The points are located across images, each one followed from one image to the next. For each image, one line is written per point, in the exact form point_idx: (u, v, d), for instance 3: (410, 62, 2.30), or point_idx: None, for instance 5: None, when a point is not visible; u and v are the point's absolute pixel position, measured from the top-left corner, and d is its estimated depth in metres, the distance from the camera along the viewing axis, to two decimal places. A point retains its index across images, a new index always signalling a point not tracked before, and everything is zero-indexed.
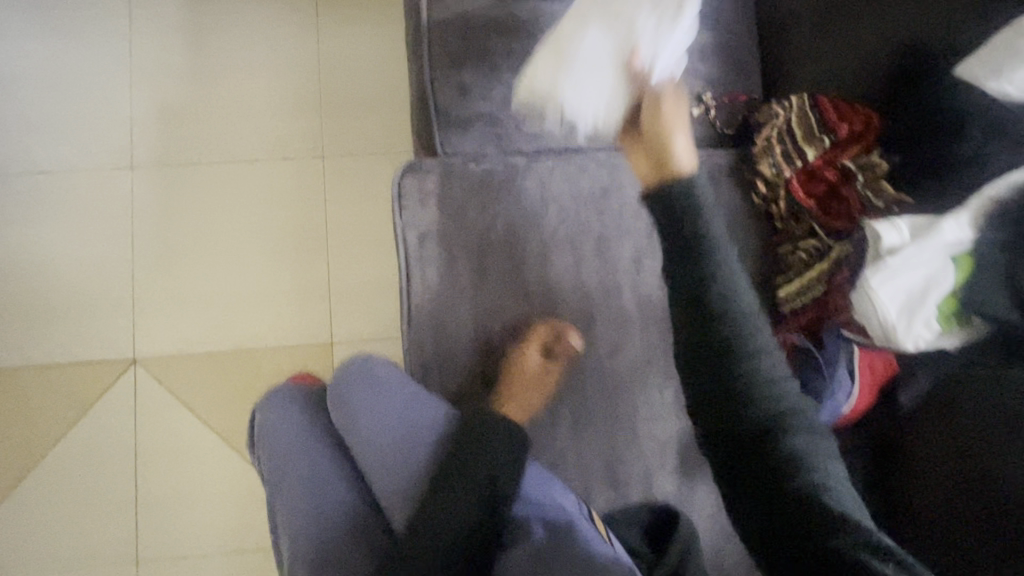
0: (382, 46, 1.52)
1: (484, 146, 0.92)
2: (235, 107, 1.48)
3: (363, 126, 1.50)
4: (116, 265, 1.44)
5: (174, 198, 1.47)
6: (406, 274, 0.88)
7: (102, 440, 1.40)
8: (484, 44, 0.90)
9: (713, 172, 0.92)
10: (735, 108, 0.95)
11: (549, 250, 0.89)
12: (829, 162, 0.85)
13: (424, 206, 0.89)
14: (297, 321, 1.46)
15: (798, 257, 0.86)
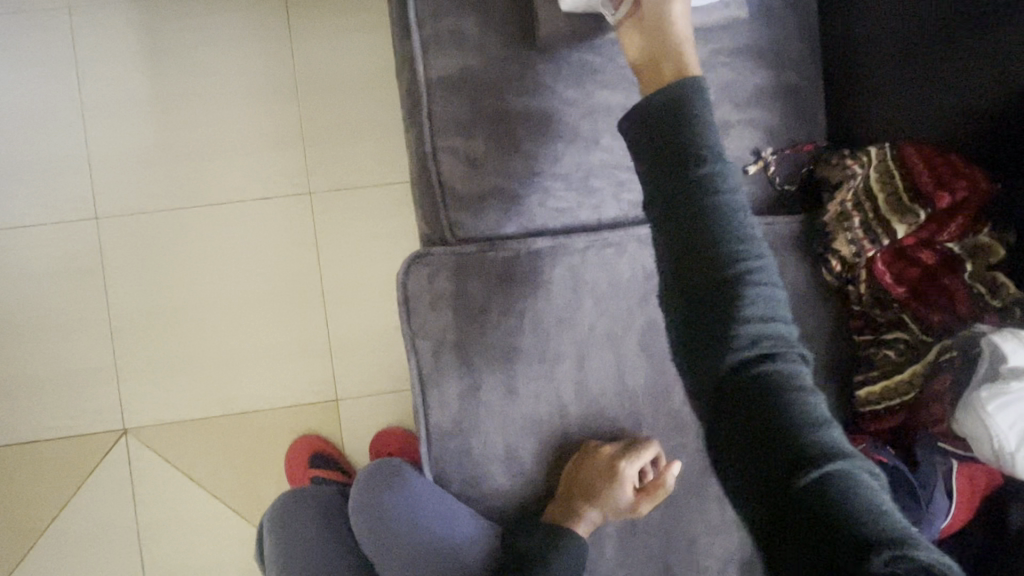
0: (374, 36, 1.14)
1: (503, 227, 0.76)
2: (200, 120, 1.12)
3: (351, 149, 1.15)
4: (79, 325, 1.13)
5: (145, 236, 1.13)
6: (420, 390, 0.75)
7: (78, 539, 1.13)
8: (499, 104, 0.73)
9: (774, 245, 0.79)
10: (800, 162, 0.80)
11: (585, 351, 0.76)
12: (924, 242, 0.71)
13: (436, 309, 0.74)
14: (304, 393, 1.15)
15: (883, 353, 0.73)
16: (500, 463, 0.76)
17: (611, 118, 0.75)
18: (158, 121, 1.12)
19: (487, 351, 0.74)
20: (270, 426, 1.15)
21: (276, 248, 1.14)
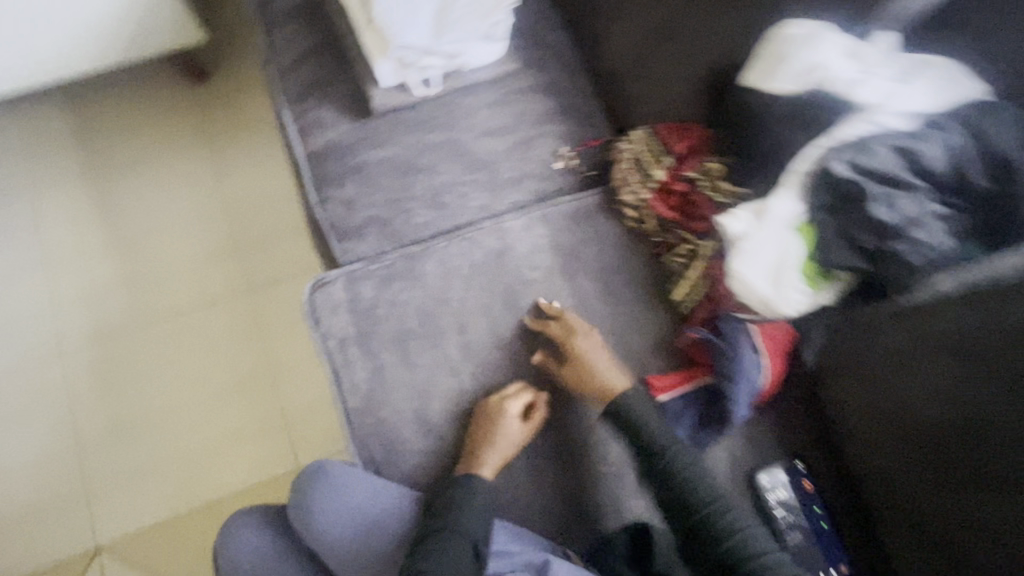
0: (269, 143, 1.24)
1: (382, 246, 0.90)
2: (148, 239, 1.17)
3: (266, 238, 1.18)
4: (52, 453, 1.07)
5: (109, 334, 1.12)
6: (336, 390, 0.82)
7: None
8: (354, 160, 0.91)
9: (590, 208, 0.89)
10: (594, 153, 0.93)
11: (466, 322, 0.85)
12: (677, 176, 0.83)
13: (338, 315, 0.86)
14: (268, 464, 1.06)
15: (678, 260, 0.83)
16: (409, 451, 0.80)
17: (441, 150, 0.92)
18: (120, 237, 1.17)
19: (375, 355, 0.84)
20: (237, 501, 1.05)
21: (215, 336, 1.12)
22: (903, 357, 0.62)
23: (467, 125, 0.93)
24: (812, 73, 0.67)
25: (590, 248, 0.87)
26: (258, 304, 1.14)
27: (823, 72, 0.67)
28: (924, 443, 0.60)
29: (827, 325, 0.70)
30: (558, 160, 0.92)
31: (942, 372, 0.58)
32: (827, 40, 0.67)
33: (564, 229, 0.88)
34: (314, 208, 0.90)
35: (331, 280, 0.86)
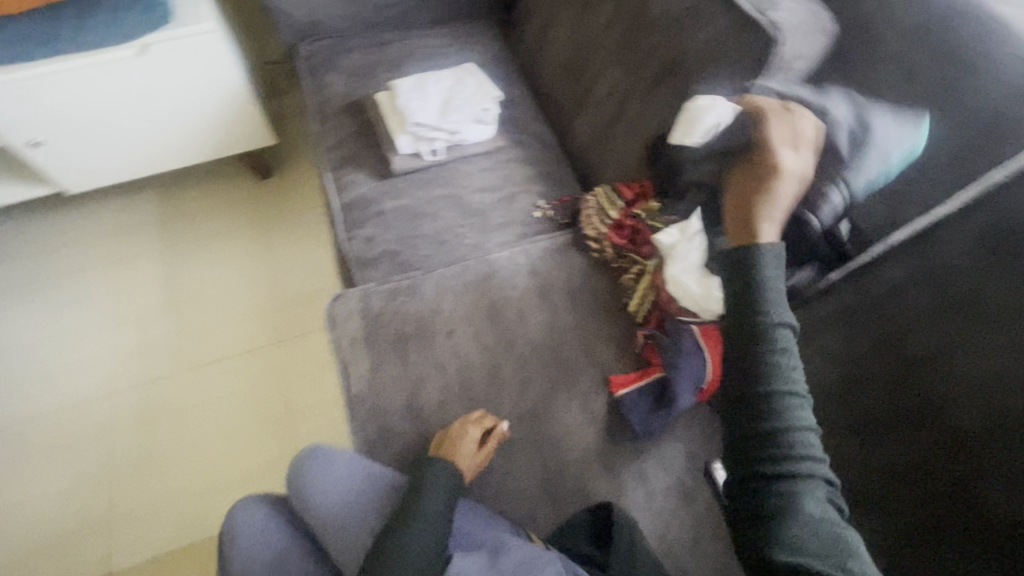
0: (500, 142, 1.22)
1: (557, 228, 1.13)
2: (273, 298, 1.57)
3: (419, 134, 1.13)
4: (149, 342, 1.51)
5: (189, 338, 1.52)
6: (471, 304, 1.01)
7: (59, 486, 1.33)
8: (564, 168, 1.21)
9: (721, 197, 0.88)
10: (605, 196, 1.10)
11: (604, 299, 1.02)
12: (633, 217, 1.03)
13: (502, 253, 1.08)
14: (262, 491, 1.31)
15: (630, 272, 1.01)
16: (521, 378, 0.95)
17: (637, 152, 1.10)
18: (250, 275, 1.61)
19: (539, 277, 1.05)
20: (222, 501, 1.30)
21: (299, 388, 1.43)
22: (990, 372, 0.63)
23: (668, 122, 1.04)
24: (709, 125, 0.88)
25: None
26: (395, 202, 1.13)
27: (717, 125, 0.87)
28: (931, 437, 0.67)
29: (935, 297, 0.70)
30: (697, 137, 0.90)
31: (980, 388, 0.64)
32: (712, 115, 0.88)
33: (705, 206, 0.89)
34: (534, 173, 1.20)
35: (523, 220, 1.14)
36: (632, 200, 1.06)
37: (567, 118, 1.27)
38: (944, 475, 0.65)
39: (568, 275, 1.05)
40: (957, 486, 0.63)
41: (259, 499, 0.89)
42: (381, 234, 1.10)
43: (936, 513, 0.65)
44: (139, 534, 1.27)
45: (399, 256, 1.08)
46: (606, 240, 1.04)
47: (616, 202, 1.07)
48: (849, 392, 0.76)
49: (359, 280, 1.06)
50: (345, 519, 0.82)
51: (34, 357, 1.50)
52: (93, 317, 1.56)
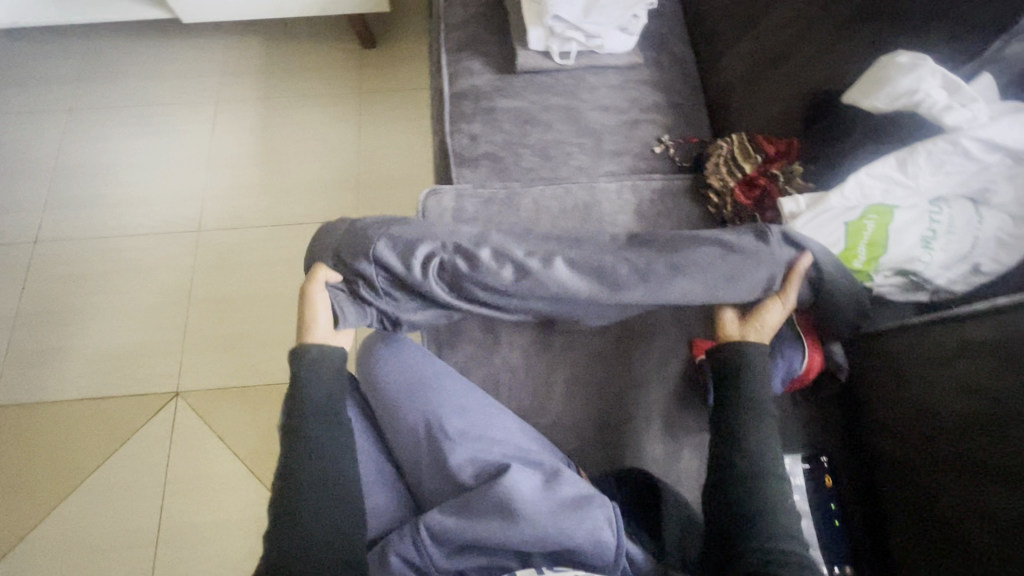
0: (636, 60, 1.09)
1: (674, 171, 1.02)
2: (355, 175, 1.55)
3: (553, 32, 1.02)
4: (234, 189, 1.55)
5: (272, 195, 1.54)
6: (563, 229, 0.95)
7: (141, 302, 1.44)
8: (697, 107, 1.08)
9: (888, 177, 0.77)
10: (736, 141, 0.97)
11: None
12: (764, 175, 0.92)
13: (610, 183, 0.99)
14: None
15: None
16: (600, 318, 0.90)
17: (794, 106, 0.95)
18: (337, 146, 1.59)
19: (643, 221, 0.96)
20: (280, 356, 1.38)
21: None
22: None
23: (847, 77, 0.88)
24: (900, 99, 0.77)
25: (881, 201, 0.78)
26: (508, 103, 1.05)
27: (910, 100, 0.76)
28: (1008, 484, 0.60)
29: None
30: (886, 106, 0.79)
31: None
32: (910, 86, 0.76)
33: (868, 178, 0.78)
34: (663, 103, 1.07)
35: (640, 154, 1.03)
36: (772, 157, 0.93)
37: (715, 47, 1.11)
38: (999, 520, 0.60)
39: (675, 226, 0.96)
40: (1007, 535, 0.59)
41: None
42: (486, 134, 1.03)
43: (981, 554, 0.61)
44: (206, 364, 1.38)
45: (500, 162, 1.01)
46: (729, 196, 0.93)
47: (753, 155, 0.94)
48: (953, 420, 0.68)
49: (455, 178, 1.00)
50: (388, 399, 0.78)
51: (130, 179, 1.56)
52: (186, 153, 1.59)
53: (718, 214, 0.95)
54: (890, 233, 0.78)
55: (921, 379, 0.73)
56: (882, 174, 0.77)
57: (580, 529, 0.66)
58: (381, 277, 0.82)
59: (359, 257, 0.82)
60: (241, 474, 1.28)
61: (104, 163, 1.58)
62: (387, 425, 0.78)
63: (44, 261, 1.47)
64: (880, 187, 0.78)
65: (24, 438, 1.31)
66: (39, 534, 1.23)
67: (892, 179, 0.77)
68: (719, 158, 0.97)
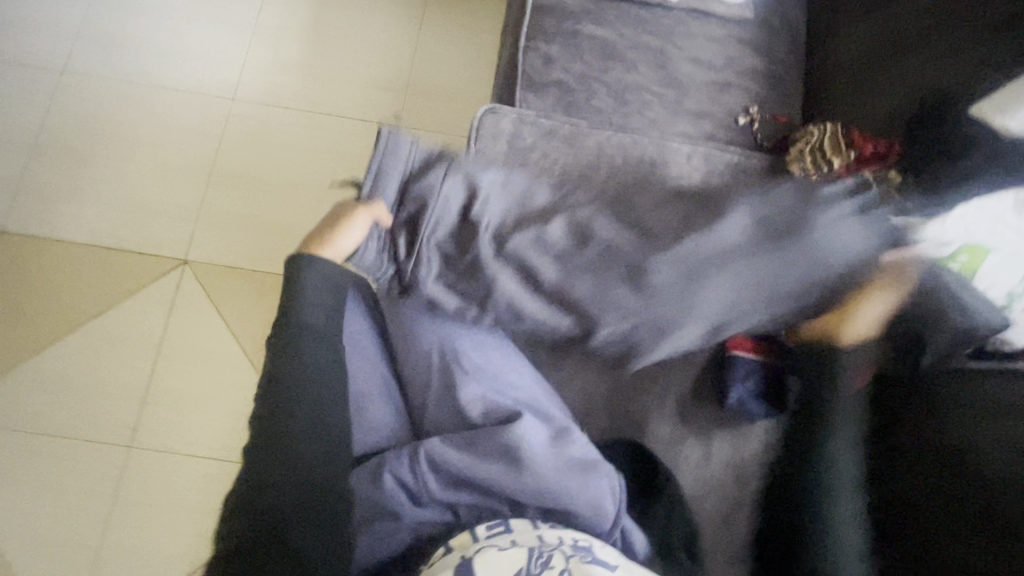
0: (744, 14, 0.97)
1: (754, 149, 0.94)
2: (404, 75, 1.45)
3: None
4: (277, 63, 1.45)
5: (315, 77, 1.44)
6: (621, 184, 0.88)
7: (163, 159, 1.38)
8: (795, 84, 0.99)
9: (994, 214, 0.72)
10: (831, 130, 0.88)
11: None
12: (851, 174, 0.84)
13: (683, 145, 0.91)
14: None
15: None
16: None
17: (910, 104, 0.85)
18: (392, 40, 1.47)
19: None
20: (295, 247, 1.34)
21: None
22: None
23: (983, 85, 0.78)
24: None
25: (979, 237, 0.72)
26: (594, 31, 0.94)
27: None
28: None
29: None
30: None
31: None
32: None
33: (972, 215, 0.73)
34: (761, 70, 0.97)
35: (721, 121, 0.94)
36: (866, 158, 0.85)
37: (834, 19, 0.99)
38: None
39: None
40: None
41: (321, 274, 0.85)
42: (564, 60, 0.93)
43: None
44: (220, 239, 1.34)
45: (570, 94, 0.92)
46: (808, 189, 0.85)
47: (845, 149, 0.86)
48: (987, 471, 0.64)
49: (519, 100, 0.92)
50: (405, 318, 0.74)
51: (170, 26, 1.46)
52: (232, 13, 1.48)
53: None
54: (979, 277, 0.71)
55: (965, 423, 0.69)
56: (992, 211, 0.73)
57: (583, 491, 0.64)
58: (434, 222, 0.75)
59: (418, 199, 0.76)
60: (235, 356, 1.27)
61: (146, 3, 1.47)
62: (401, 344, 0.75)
63: (69, 94, 1.40)
64: (979, 226, 0.73)
65: (28, 270, 1.29)
66: (32, 366, 1.24)
67: (997, 222, 0.72)
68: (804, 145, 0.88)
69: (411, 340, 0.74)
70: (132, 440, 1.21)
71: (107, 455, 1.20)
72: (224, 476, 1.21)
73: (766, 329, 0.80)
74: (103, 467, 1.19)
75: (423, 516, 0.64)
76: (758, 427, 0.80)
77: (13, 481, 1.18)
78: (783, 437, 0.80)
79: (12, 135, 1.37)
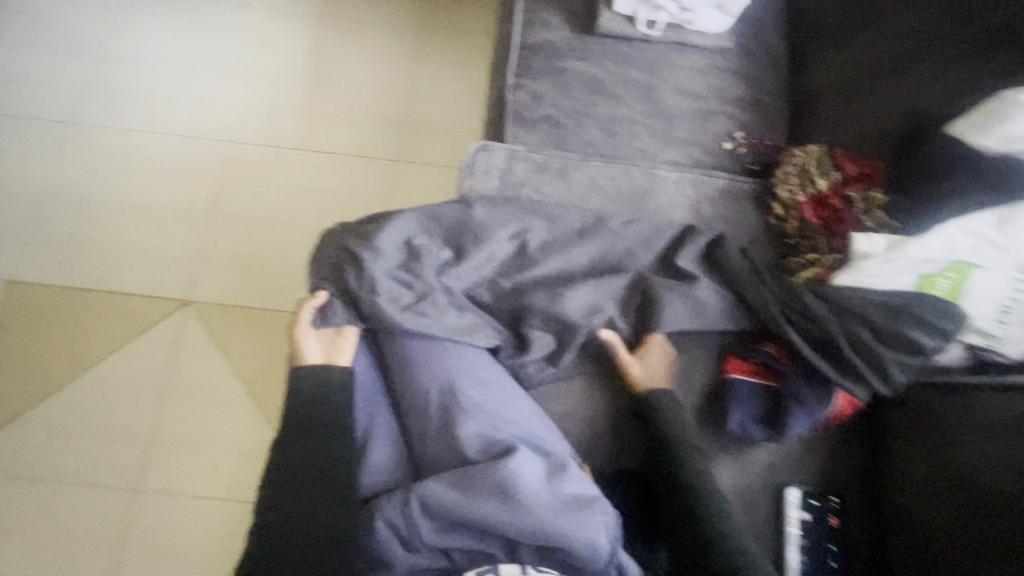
0: (726, 44, 1.00)
1: (741, 173, 0.96)
2: (399, 114, 1.49)
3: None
4: (275, 105, 1.49)
5: (312, 119, 1.48)
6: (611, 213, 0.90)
7: (166, 204, 1.41)
8: (778, 110, 1.01)
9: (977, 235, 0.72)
10: (816, 152, 0.89)
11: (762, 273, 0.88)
12: (837, 194, 0.85)
13: (671, 171, 0.93)
14: None
15: (798, 262, 0.85)
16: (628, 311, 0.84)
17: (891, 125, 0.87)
18: (388, 80, 1.51)
19: (698, 220, 0.90)
20: (295, 285, 1.36)
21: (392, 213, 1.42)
22: None
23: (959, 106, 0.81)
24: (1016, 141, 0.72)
25: (966, 256, 0.72)
26: (580, 67, 0.97)
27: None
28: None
29: None
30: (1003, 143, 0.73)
31: None
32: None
33: (955, 234, 0.73)
34: (744, 97, 0.99)
35: (708, 148, 0.96)
36: (851, 178, 0.86)
37: (813, 45, 1.02)
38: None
39: (734, 232, 0.91)
40: None
41: None
42: (552, 95, 0.96)
43: None
44: (223, 278, 1.36)
45: (559, 128, 0.95)
46: (795, 210, 0.87)
47: (830, 170, 0.87)
48: (978, 494, 0.65)
49: (510, 135, 0.94)
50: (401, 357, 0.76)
51: (172, 74, 1.51)
52: (232, 58, 1.53)
53: (777, 226, 0.89)
54: (966, 296, 0.72)
55: (956, 444, 0.69)
56: (976, 230, 0.72)
57: (577, 529, 0.63)
58: (381, 263, 0.77)
59: (363, 241, 0.78)
60: (238, 394, 1.28)
61: (148, 54, 1.52)
62: (398, 379, 0.76)
63: (75, 144, 1.44)
64: (963, 245, 0.72)
65: (36, 317, 1.32)
66: (38, 413, 1.25)
67: (981, 241, 0.72)
68: (789, 167, 0.90)
69: (410, 377, 0.75)
70: (137, 484, 1.21)
71: (112, 500, 1.20)
72: (228, 518, 1.20)
73: (766, 353, 0.79)
74: (108, 512, 1.19)
75: (418, 561, 0.65)
76: (758, 453, 0.80)
77: (18, 528, 1.18)
78: (784, 458, 0.80)
79: (19, 185, 1.41)
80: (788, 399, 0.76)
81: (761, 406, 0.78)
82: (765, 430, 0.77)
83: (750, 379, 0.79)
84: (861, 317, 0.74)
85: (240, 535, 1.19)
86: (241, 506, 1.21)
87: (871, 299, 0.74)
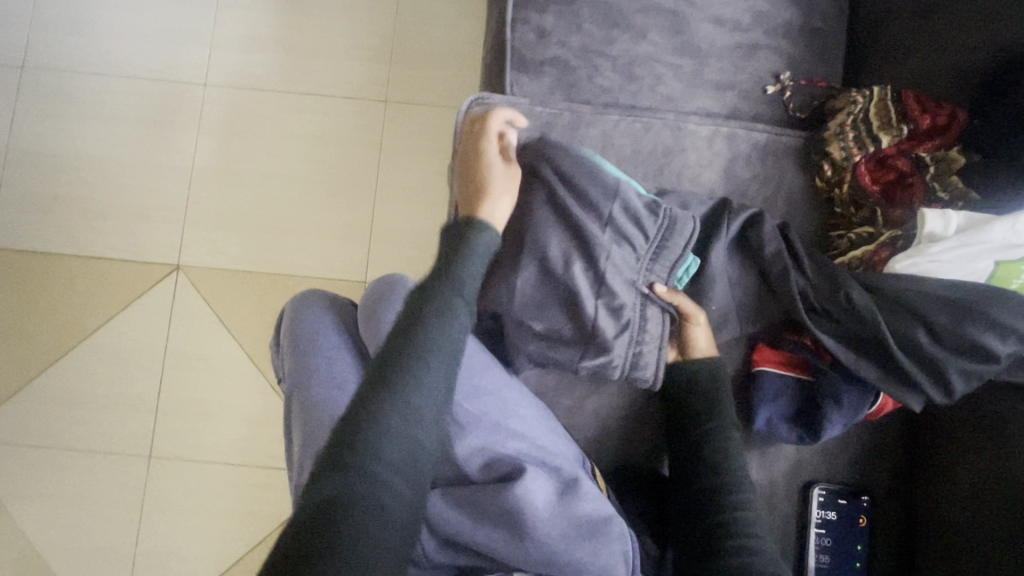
0: None
1: (786, 123, 0.81)
2: (388, 45, 1.30)
3: None
4: (247, 39, 1.31)
5: (290, 53, 1.31)
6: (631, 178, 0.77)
7: (142, 157, 1.29)
8: (836, 40, 0.83)
9: None
10: (881, 97, 0.73)
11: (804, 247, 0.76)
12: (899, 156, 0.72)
13: (703, 125, 0.78)
14: (328, 256, 1.27)
15: (847, 238, 0.73)
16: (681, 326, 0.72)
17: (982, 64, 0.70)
18: (374, 4, 1.32)
19: (732, 186, 0.77)
20: (287, 246, 1.27)
21: (386, 163, 1.28)
22: None
23: None
24: None
25: None
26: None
27: None
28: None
29: None
30: None
31: None
32: None
33: None
34: (796, 24, 0.81)
35: (748, 92, 0.80)
36: (922, 132, 0.72)
37: None
38: None
39: (773, 199, 0.78)
40: None
41: (321, 293, 0.83)
42: (560, 31, 0.79)
43: None
44: (211, 240, 1.28)
45: (569, 73, 0.79)
46: (850, 172, 0.73)
47: (897, 120, 0.72)
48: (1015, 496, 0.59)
49: (509, 84, 0.79)
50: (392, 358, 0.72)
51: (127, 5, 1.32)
52: None
53: (825, 190, 0.76)
54: None
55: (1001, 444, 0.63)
56: None
57: (593, 559, 0.59)
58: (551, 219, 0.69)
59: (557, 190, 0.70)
60: (239, 361, 1.25)
61: None
62: None
63: (34, 90, 1.31)
64: None
65: (23, 284, 1.26)
66: (42, 382, 1.24)
67: None
68: (847, 115, 0.74)
69: None
70: (150, 450, 1.22)
71: (127, 465, 1.21)
72: (241, 481, 1.21)
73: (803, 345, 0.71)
74: (125, 477, 1.21)
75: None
76: (785, 451, 0.74)
77: (41, 492, 1.21)
78: (813, 453, 0.74)
79: None
80: (827, 398, 0.68)
81: (792, 406, 0.71)
82: (796, 430, 0.70)
83: (781, 375, 0.71)
84: (919, 311, 0.64)
85: (257, 497, 1.21)
86: (253, 471, 1.22)
87: (933, 290, 0.64)
